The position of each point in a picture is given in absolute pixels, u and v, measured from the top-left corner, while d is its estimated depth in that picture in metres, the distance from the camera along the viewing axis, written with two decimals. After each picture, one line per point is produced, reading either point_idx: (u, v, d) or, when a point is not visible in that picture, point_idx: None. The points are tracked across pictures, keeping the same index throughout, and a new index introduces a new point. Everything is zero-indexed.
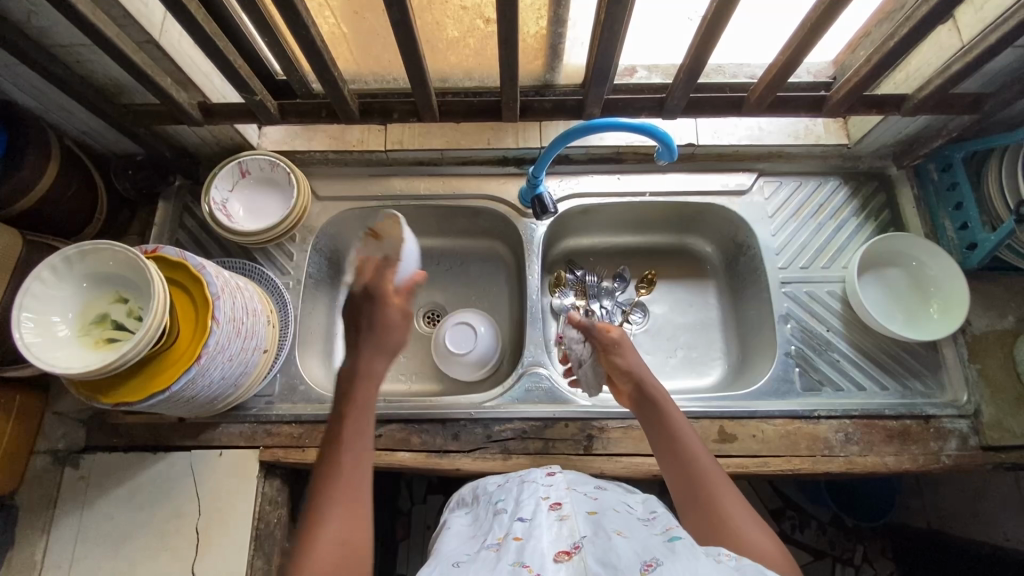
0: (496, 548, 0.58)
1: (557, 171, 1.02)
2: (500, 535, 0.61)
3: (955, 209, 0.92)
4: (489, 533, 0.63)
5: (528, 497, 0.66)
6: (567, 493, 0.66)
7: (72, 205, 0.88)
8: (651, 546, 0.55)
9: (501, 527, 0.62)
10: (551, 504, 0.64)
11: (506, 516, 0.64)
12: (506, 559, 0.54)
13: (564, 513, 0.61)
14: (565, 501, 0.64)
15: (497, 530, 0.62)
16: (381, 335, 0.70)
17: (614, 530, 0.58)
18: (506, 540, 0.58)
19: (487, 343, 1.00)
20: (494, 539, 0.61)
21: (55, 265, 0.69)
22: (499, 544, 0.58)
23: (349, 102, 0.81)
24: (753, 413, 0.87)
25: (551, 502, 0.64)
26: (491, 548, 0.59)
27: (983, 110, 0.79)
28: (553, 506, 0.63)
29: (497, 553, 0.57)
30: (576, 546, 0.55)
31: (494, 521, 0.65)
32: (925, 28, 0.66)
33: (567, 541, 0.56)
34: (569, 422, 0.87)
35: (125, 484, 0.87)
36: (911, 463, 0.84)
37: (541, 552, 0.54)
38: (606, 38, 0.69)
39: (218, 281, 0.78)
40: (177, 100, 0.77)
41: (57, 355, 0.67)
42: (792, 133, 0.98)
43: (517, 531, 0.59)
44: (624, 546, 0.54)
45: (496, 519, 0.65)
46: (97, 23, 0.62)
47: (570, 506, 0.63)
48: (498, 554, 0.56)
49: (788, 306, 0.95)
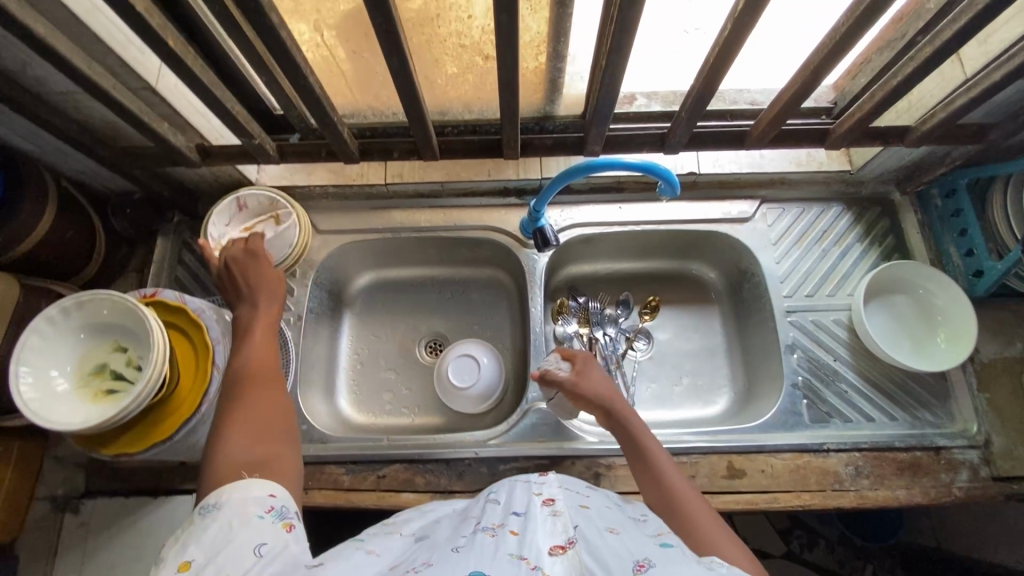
0: (491, 533, 0.55)
1: (558, 202, 1.01)
2: (494, 522, 0.58)
3: (959, 235, 0.92)
4: (481, 521, 0.60)
5: (524, 493, 0.64)
6: (562, 492, 0.64)
7: (71, 247, 0.88)
8: (644, 546, 0.52)
9: (495, 516, 0.60)
10: (545, 500, 0.62)
11: (500, 508, 0.61)
12: (504, 549, 0.51)
13: (559, 510, 0.59)
14: (561, 499, 0.62)
15: (490, 517, 0.60)
16: (266, 281, 0.79)
17: (607, 528, 0.56)
18: (501, 529, 0.55)
19: (490, 373, 1.00)
20: (487, 525, 0.58)
21: (52, 317, 0.68)
22: (494, 530, 0.55)
23: (349, 143, 0.80)
24: (761, 447, 0.86)
25: (545, 499, 0.62)
26: (486, 532, 0.56)
27: (987, 139, 0.79)
28: (548, 503, 0.61)
29: (494, 540, 0.53)
30: (571, 541, 0.53)
31: (486, 511, 0.63)
32: (929, 67, 0.65)
33: (562, 538, 0.53)
34: (575, 460, 0.86)
35: (126, 530, 0.86)
36: (922, 497, 0.83)
37: (537, 545, 0.51)
38: (609, 80, 0.68)
39: (219, 326, 0.79)
40: (175, 144, 0.76)
41: (56, 410, 0.65)
42: (793, 160, 0.99)
43: (512, 522, 0.57)
44: (618, 546, 0.52)
45: (490, 510, 0.62)
46: (93, 76, 0.61)
47: (563, 503, 0.61)
48: (496, 540, 0.53)
49: (794, 335, 0.94)
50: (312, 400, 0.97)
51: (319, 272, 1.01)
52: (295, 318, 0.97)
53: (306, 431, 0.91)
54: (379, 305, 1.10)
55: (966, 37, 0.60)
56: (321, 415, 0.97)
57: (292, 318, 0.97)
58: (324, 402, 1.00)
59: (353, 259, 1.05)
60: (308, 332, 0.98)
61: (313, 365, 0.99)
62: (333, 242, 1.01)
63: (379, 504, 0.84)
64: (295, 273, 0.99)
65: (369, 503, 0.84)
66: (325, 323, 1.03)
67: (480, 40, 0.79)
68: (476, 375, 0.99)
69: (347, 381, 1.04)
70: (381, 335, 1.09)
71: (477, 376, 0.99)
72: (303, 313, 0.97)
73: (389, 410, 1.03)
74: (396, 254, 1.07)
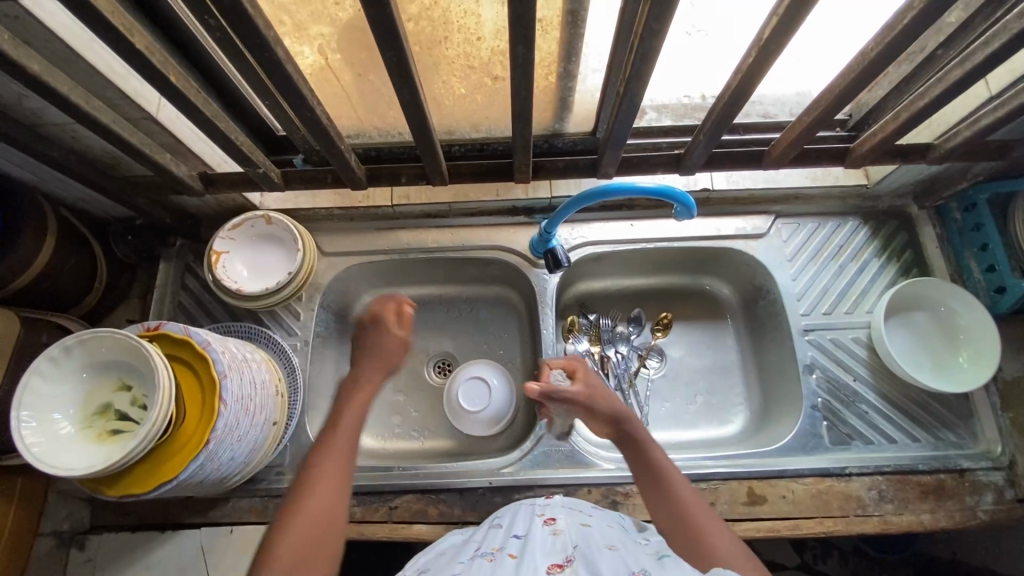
0: (491, 558, 0.59)
1: (569, 220, 0.99)
2: (494, 546, 0.62)
3: (981, 249, 0.90)
4: (483, 544, 0.65)
5: (525, 516, 0.70)
6: (563, 511, 0.70)
7: (71, 277, 0.86)
8: (641, 559, 0.57)
9: (496, 539, 0.65)
10: (545, 520, 0.67)
11: (502, 530, 0.66)
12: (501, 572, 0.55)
13: (558, 529, 0.64)
14: (560, 517, 0.67)
15: (492, 540, 0.64)
16: (378, 354, 0.73)
17: (606, 544, 0.60)
18: (501, 553, 0.59)
19: (503, 387, 0.99)
20: (488, 549, 0.62)
21: (54, 357, 0.66)
22: (494, 555, 0.60)
23: (356, 169, 0.78)
24: (782, 472, 0.84)
25: (545, 518, 0.68)
26: (485, 556, 0.60)
27: (1012, 156, 0.76)
28: (549, 522, 0.66)
29: (493, 564, 0.57)
30: (568, 560, 0.56)
31: (488, 534, 0.68)
32: (957, 89, 0.63)
33: (560, 556, 0.57)
34: (592, 488, 0.85)
35: (133, 566, 0.84)
36: (947, 521, 0.81)
37: (535, 565, 0.55)
38: (626, 105, 0.66)
39: (225, 358, 0.74)
40: (176, 174, 0.74)
41: (60, 454, 0.63)
42: (809, 176, 0.96)
43: (511, 546, 0.61)
44: (614, 560, 0.55)
45: (492, 533, 0.67)
46: (92, 111, 0.59)
47: (563, 521, 0.66)
48: (494, 564, 0.57)
49: (812, 354, 0.92)
50: (320, 427, 0.95)
51: (325, 295, 0.99)
52: (301, 344, 0.95)
53: None
54: None
55: (997, 60, 0.58)
56: None
57: (298, 343, 0.95)
58: None
59: (359, 280, 1.03)
60: (315, 357, 0.96)
61: (320, 391, 0.97)
62: (339, 265, 0.99)
63: (391, 536, 0.83)
64: (301, 297, 0.97)
65: (382, 535, 0.83)
66: (332, 346, 1.01)
67: (489, 61, 0.77)
68: (485, 396, 0.97)
69: None
70: None
71: (486, 397, 0.97)
72: (309, 338, 0.95)
73: (398, 434, 1.01)
74: (403, 274, 1.05)
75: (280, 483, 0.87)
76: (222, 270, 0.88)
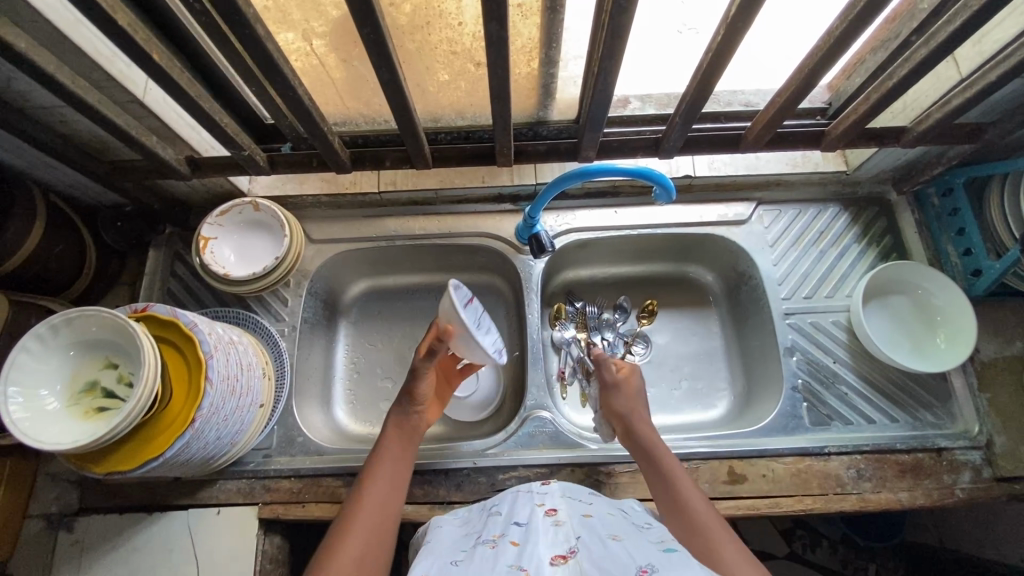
0: (492, 545, 0.57)
1: (554, 207, 1.01)
2: (495, 533, 0.60)
3: (958, 234, 0.91)
4: (484, 532, 0.63)
5: (524, 504, 0.66)
6: (563, 502, 0.66)
7: (61, 262, 0.87)
8: (647, 552, 0.53)
9: (497, 526, 0.62)
10: (546, 511, 0.63)
11: (502, 518, 0.64)
12: (503, 560, 0.53)
13: (559, 519, 0.61)
14: (561, 508, 0.64)
15: (493, 528, 0.62)
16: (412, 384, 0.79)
17: (609, 534, 0.57)
18: (502, 540, 0.58)
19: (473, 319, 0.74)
20: (489, 537, 0.60)
21: (41, 335, 0.66)
22: (496, 542, 0.58)
23: (341, 152, 0.79)
24: (762, 452, 0.85)
25: (546, 509, 0.64)
26: (487, 543, 0.58)
27: (984, 139, 0.78)
28: (550, 513, 0.62)
29: (495, 551, 0.56)
30: (572, 550, 0.54)
31: (488, 522, 0.65)
32: (924, 70, 0.65)
33: (563, 546, 0.55)
34: (575, 468, 0.86)
35: (119, 549, 0.85)
36: (925, 499, 0.83)
37: (537, 555, 0.53)
38: (602, 86, 0.68)
39: (211, 339, 0.75)
40: (164, 157, 0.75)
41: (46, 431, 0.64)
42: (790, 161, 0.98)
43: (513, 532, 0.59)
44: (622, 551, 0.53)
45: (493, 522, 0.64)
46: (77, 91, 0.60)
47: (565, 512, 0.63)
48: (496, 551, 0.55)
49: (793, 337, 0.93)
50: (309, 412, 0.96)
51: (314, 281, 1.00)
52: (289, 329, 0.96)
53: (302, 443, 0.90)
54: (375, 313, 1.09)
55: (960, 38, 0.61)
56: (319, 427, 0.96)
57: (286, 328, 0.96)
58: (320, 413, 0.99)
59: (347, 267, 1.04)
60: (303, 342, 0.98)
61: (308, 375, 0.98)
62: (328, 251, 1.00)
63: None
64: (289, 283, 0.98)
65: None
66: (320, 332, 1.02)
67: (472, 47, 0.78)
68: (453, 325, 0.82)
69: (344, 391, 1.04)
70: (377, 344, 1.07)
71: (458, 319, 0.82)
72: (298, 323, 0.97)
73: None
74: (391, 261, 1.06)
75: (267, 465, 0.88)
76: (210, 256, 0.90)
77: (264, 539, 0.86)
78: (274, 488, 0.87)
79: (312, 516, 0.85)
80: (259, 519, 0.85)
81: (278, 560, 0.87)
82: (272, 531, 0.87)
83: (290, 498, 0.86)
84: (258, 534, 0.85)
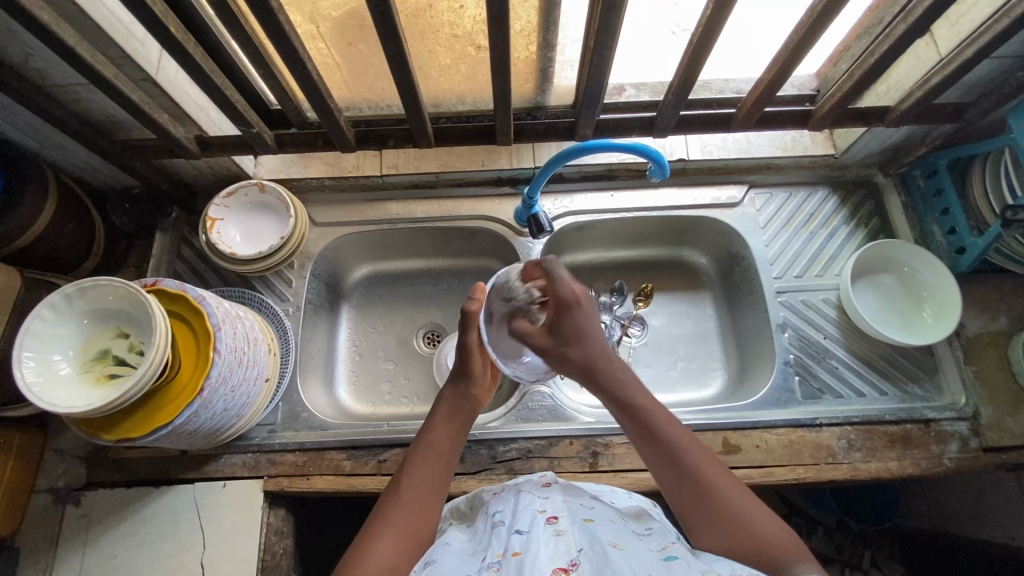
0: (496, 568, 0.53)
1: (552, 191, 1.03)
2: (498, 551, 0.55)
3: (943, 214, 0.93)
4: (487, 549, 0.57)
5: (525, 510, 0.61)
6: (564, 505, 0.62)
7: (72, 241, 0.89)
8: (648, 561, 0.53)
9: (499, 541, 0.57)
10: (548, 516, 0.59)
11: (502, 529, 0.59)
12: None
13: (562, 528, 0.57)
14: (562, 514, 0.60)
15: (495, 544, 0.57)
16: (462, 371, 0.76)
17: (610, 541, 0.55)
18: (505, 558, 0.54)
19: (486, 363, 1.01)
20: (492, 558, 0.55)
21: (56, 302, 0.68)
22: (499, 563, 0.53)
23: (346, 131, 0.82)
24: (755, 424, 0.88)
25: (548, 515, 0.60)
26: (490, 567, 0.53)
27: (964, 119, 0.82)
28: (551, 519, 0.59)
29: None
30: (574, 562, 0.52)
31: (490, 533, 0.60)
32: (904, 44, 0.69)
33: (564, 558, 0.53)
34: (573, 440, 0.88)
35: (126, 521, 0.86)
36: (913, 468, 0.85)
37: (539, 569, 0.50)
38: (596, 65, 0.70)
39: (219, 312, 0.76)
40: (175, 135, 0.78)
41: (58, 395, 0.66)
42: (780, 145, 1.01)
43: (515, 547, 0.55)
44: (622, 559, 0.52)
45: (494, 533, 0.60)
46: (96, 65, 0.63)
47: (567, 519, 0.59)
48: None
49: (785, 315, 0.96)
50: (312, 390, 0.98)
51: (318, 262, 1.02)
52: (294, 309, 0.98)
53: (306, 419, 0.92)
54: (376, 297, 1.11)
55: (934, 14, 0.64)
56: (322, 404, 0.98)
57: (291, 308, 0.98)
58: (323, 392, 1.00)
59: (351, 250, 1.07)
60: (307, 322, 1.00)
61: (312, 354, 1.00)
62: (332, 234, 1.03)
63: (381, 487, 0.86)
64: (293, 265, 1.00)
65: (370, 487, 0.86)
66: (323, 314, 1.04)
67: (472, 31, 0.81)
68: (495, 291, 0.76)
69: (346, 372, 1.05)
70: (379, 327, 1.09)
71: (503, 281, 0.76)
72: (302, 303, 0.99)
73: (389, 399, 1.03)
74: (393, 246, 1.09)
75: (271, 439, 0.90)
76: (216, 235, 0.92)
77: (269, 511, 0.87)
78: (277, 461, 0.89)
79: (317, 488, 0.87)
80: (265, 491, 0.87)
81: (283, 532, 0.88)
82: (277, 503, 0.88)
83: (293, 471, 0.88)
84: (263, 506, 0.86)
